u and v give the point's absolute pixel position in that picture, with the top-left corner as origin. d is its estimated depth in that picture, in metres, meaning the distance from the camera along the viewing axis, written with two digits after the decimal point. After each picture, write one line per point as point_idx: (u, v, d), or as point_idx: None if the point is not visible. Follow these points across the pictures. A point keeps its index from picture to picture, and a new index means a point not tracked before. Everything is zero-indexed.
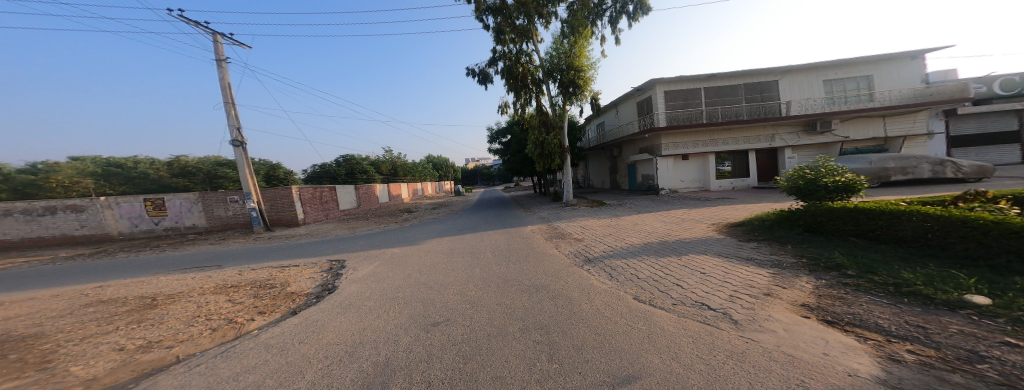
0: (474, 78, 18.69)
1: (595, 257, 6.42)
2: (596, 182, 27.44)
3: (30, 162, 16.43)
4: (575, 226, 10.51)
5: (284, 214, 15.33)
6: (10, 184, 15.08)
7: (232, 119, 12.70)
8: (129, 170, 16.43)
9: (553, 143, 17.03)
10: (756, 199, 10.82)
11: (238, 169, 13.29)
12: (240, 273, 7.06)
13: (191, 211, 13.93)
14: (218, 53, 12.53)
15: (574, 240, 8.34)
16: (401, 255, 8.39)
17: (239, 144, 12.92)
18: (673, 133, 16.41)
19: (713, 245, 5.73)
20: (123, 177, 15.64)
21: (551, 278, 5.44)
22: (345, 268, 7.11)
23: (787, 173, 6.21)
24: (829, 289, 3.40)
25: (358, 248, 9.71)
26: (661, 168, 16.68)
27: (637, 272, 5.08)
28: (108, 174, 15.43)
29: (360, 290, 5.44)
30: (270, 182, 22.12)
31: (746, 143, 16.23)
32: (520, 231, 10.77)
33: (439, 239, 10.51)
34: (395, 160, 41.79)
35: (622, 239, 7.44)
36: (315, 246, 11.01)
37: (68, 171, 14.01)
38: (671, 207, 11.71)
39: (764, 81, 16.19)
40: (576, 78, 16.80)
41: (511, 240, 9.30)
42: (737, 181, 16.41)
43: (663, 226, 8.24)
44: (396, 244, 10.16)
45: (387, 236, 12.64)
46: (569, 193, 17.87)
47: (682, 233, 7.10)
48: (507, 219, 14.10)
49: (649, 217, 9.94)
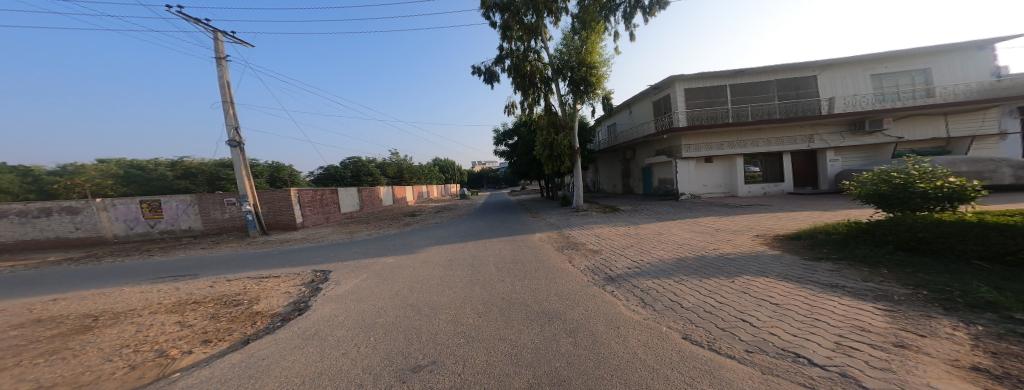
0: (480, 77, 18.05)
1: (618, 276, 5.24)
2: (607, 187, 26.18)
3: (57, 165, 16.66)
4: (588, 235, 9.37)
5: (282, 218, 14.74)
6: (31, 185, 15.25)
7: (230, 119, 12.06)
8: (150, 172, 16.30)
9: (564, 145, 16.01)
10: (799, 206, 9.44)
11: (235, 171, 12.66)
12: (210, 286, 6.26)
13: (187, 213, 13.43)
14: (218, 51, 11.97)
15: (590, 252, 7.23)
16: (392, 266, 7.45)
17: (237, 144, 12.31)
18: (697, 134, 15.18)
19: (769, 264, 4.49)
20: (141, 180, 15.58)
21: (564, 303, 4.34)
22: (326, 282, 6.19)
23: (867, 174, 4.96)
24: (1006, 344, 2.08)
25: (350, 257, 8.82)
26: (681, 172, 15.36)
27: (675, 298, 3.87)
28: (111, 174, 15.22)
29: (332, 312, 4.48)
30: (274, 184, 21.77)
31: (780, 145, 14.87)
32: (527, 240, 9.74)
33: (437, 247, 9.55)
34: (402, 163, 41.54)
35: (647, 253, 6.26)
36: (306, 253, 10.22)
37: (89, 173, 14.21)
38: (696, 214, 10.43)
39: (801, 76, 14.85)
40: (588, 76, 15.86)
41: (516, 251, 8.25)
42: (769, 186, 14.99)
43: (695, 237, 7.00)
44: (391, 252, 9.25)
45: (385, 242, 11.77)
46: (579, 198, 16.73)
47: (720, 246, 5.90)
48: (513, 225, 13.08)
49: (674, 226, 8.71)
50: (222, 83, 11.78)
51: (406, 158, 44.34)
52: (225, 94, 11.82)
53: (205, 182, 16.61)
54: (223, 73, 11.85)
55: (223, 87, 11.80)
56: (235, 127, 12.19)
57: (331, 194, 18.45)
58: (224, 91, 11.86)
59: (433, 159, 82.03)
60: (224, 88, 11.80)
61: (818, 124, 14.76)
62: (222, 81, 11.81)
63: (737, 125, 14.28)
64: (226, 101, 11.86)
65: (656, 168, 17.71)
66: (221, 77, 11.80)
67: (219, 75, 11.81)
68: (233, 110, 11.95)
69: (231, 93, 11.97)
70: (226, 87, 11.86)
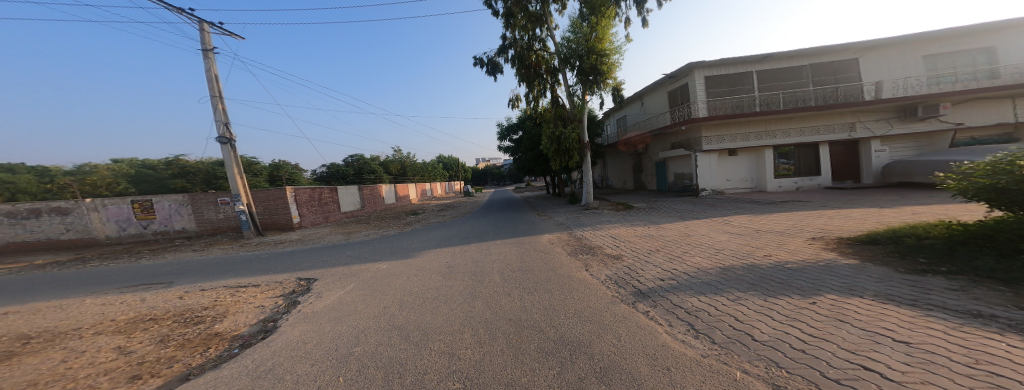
0: (483, 68, 17.11)
1: (650, 289, 4.26)
2: (617, 184, 25.06)
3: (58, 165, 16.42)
4: (604, 236, 8.38)
5: (278, 218, 14.13)
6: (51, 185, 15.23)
7: (219, 114, 11.40)
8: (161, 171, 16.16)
9: (572, 138, 14.98)
10: (845, 203, 8.34)
11: (226, 169, 12.03)
12: (178, 298, 5.51)
13: (180, 214, 12.91)
14: (205, 43, 11.32)
15: (609, 258, 6.25)
16: (384, 274, 6.61)
17: (227, 141, 11.67)
18: (719, 125, 14.05)
19: (854, 278, 3.51)
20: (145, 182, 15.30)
21: (588, 331, 3.40)
22: (307, 293, 5.38)
23: (991, 164, 3.89)
24: None
25: (341, 261, 8.03)
26: (702, 166, 14.19)
27: (741, 326, 2.88)
28: (123, 174, 15.30)
29: (301, 337, 3.65)
30: (274, 183, 21.31)
31: (814, 135, 13.69)
32: (535, 241, 8.84)
33: (436, 251, 8.70)
34: (406, 160, 41.00)
35: (681, 260, 5.26)
36: (297, 255, 9.52)
37: (105, 173, 14.44)
38: (724, 212, 9.35)
39: (840, 60, 13.62)
40: (598, 64, 14.71)
41: (524, 256, 7.35)
42: (803, 180, 13.81)
43: (734, 240, 5.95)
44: (386, 256, 8.44)
45: (383, 244, 10.99)
46: (590, 195, 15.70)
47: (773, 252, 4.89)
48: (519, 224, 12.17)
49: (703, 225, 7.65)
50: (209, 76, 11.12)
51: (409, 155, 43.83)
52: (213, 89, 11.16)
53: (201, 181, 16.11)
54: (211, 66, 11.19)
55: (210, 81, 11.14)
56: (225, 123, 11.56)
57: (331, 192, 17.93)
58: (212, 85, 11.22)
59: (436, 157, 81.67)
60: (211, 82, 11.13)
61: (859, 111, 13.53)
62: (209, 74, 11.14)
63: (764, 114, 13.12)
64: (214, 96, 11.20)
65: (672, 162, 16.57)
66: (209, 70, 11.15)
67: (206, 68, 11.15)
68: (221, 105, 11.30)
69: (220, 87, 11.32)
70: (214, 81, 11.21)
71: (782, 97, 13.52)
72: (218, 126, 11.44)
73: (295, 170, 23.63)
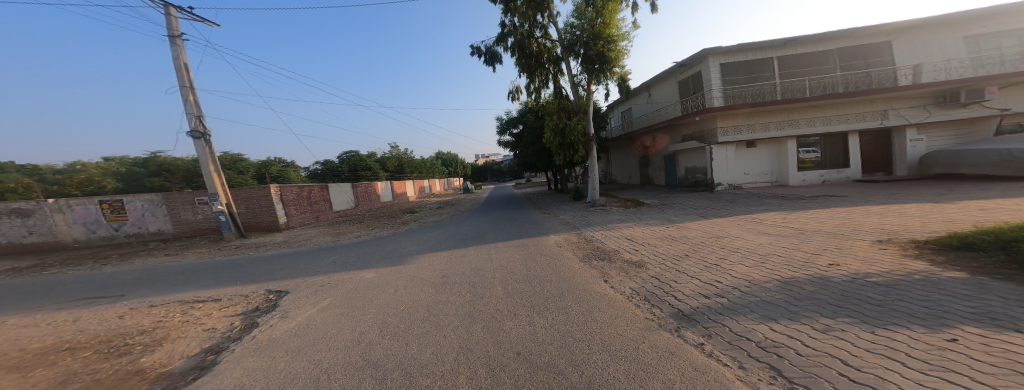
0: (480, 58, 16.07)
1: (695, 311, 3.35)
2: (621, 179, 24.19)
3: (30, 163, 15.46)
4: (618, 239, 7.45)
5: (263, 218, 13.17)
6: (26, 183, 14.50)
7: (191, 107, 10.44)
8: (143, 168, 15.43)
9: (577, 131, 14.01)
10: (887, 198, 7.46)
11: (201, 167, 11.01)
12: (116, 319, 4.59)
13: (155, 215, 11.96)
14: (171, 28, 10.28)
15: (630, 265, 5.36)
16: (367, 285, 5.67)
17: (201, 135, 10.69)
18: (737, 115, 13.20)
19: (983, 299, 2.59)
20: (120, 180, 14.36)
21: (625, 376, 2.47)
22: (272, 312, 4.47)
23: None
24: None
25: (322, 268, 7.09)
26: (719, 159, 13.30)
27: (861, 376, 1.92)
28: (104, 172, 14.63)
29: (239, 380, 2.73)
30: (262, 181, 20.31)
31: (841, 124, 12.94)
32: (541, 244, 7.96)
33: (430, 256, 7.77)
34: (403, 156, 40.02)
35: (722, 268, 4.35)
36: (277, 261, 8.60)
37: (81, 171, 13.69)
38: (749, 208, 8.43)
39: (872, 43, 12.90)
40: (605, 52, 13.55)
41: (529, 262, 6.43)
42: (830, 173, 13.04)
43: (779, 243, 5.02)
44: (374, 261, 7.54)
45: (373, 246, 10.07)
46: (596, 191, 14.79)
47: (838, 259, 3.98)
48: (522, 224, 11.27)
49: (732, 225, 6.72)
50: (177, 65, 10.10)
51: (406, 152, 42.81)
52: (182, 78, 10.16)
53: (181, 179, 15.10)
54: (179, 54, 10.16)
55: (179, 70, 10.12)
56: (198, 116, 10.59)
57: (322, 191, 16.98)
58: (181, 74, 10.20)
59: (435, 154, 80.69)
60: (180, 71, 10.11)
61: (893, 98, 12.85)
62: (177, 63, 10.12)
63: (787, 102, 12.27)
64: (183, 86, 10.19)
65: (683, 156, 15.69)
66: (176, 58, 10.13)
67: (174, 56, 10.11)
68: (192, 97, 10.32)
69: (190, 77, 10.31)
70: (183, 70, 10.19)
71: (807, 84, 12.66)
72: (189, 119, 10.47)
73: (285, 167, 22.66)
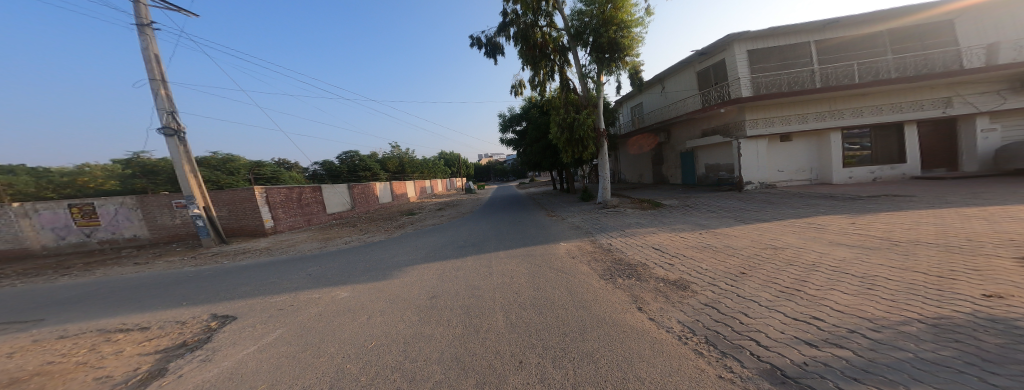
0: (481, 49, 14.98)
1: (802, 372, 2.03)
2: (634, 179, 22.92)
3: None
4: (642, 248, 6.21)
5: (247, 222, 12.19)
6: None
7: (162, 102, 9.80)
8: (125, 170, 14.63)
9: (587, 125, 12.80)
10: (971, 198, 6.14)
11: (175, 167, 10.10)
12: (1, 357, 3.52)
13: (129, 219, 11.08)
14: (140, 16, 9.66)
15: (668, 286, 4.15)
16: (335, 309, 4.55)
17: (173, 132, 9.88)
18: (767, 107, 12.03)
19: None
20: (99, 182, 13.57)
21: None
22: (195, 352, 3.33)
23: None
24: None
25: (290, 284, 5.98)
26: (750, 155, 12.13)
27: None
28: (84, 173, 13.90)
29: None
30: (255, 182, 19.49)
31: (893, 114, 12.10)
32: (550, 253, 6.81)
33: (419, 270, 6.61)
34: (404, 156, 39.38)
35: (807, 295, 3.10)
36: (249, 272, 7.56)
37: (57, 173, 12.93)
38: (795, 211, 7.13)
39: (928, 23, 12.51)
40: (616, 39, 12.30)
41: (537, 281, 5.27)
42: (884, 169, 12.27)
43: (870, 259, 3.75)
44: (356, 275, 6.45)
45: (359, 254, 8.99)
46: (608, 191, 13.58)
47: (992, 286, 2.71)
48: (527, 228, 10.11)
49: (787, 232, 5.44)
50: (146, 55, 9.68)
51: (407, 152, 42.13)
52: (151, 71, 9.70)
53: (165, 180, 14.29)
54: (148, 44, 9.72)
55: (148, 62, 9.70)
56: (170, 112, 9.92)
57: (315, 193, 16.08)
58: (151, 66, 9.76)
59: (439, 155, 80.21)
60: (149, 63, 9.70)
61: (957, 83, 12.07)
62: (147, 53, 9.69)
63: (825, 91, 11.27)
64: (153, 79, 9.72)
65: (705, 153, 14.52)
66: (146, 48, 9.70)
67: (143, 46, 9.68)
68: (163, 90, 9.82)
69: (161, 69, 9.88)
70: (152, 61, 9.76)
71: (855, 69, 11.87)
72: (162, 115, 9.78)
73: (279, 168, 21.88)
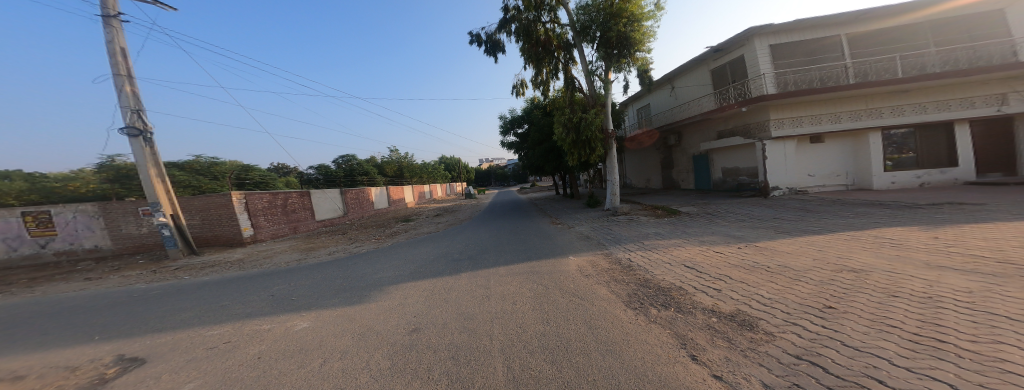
0: (481, 47, 14.21)
1: None
2: (641, 183, 22.17)
3: None
4: (671, 266, 5.11)
5: (223, 231, 11.13)
6: None
7: (126, 99, 8.94)
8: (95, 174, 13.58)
9: (594, 126, 11.89)
10: None
11: (139, 171, 9.12)
12: None
13: (90, 228, 10.18)
14: (107, 5, 8.82)
15: (725, 323, 3.06)
16: (284, 349, 3.44)
17: (138, 132, 8.98)
18: (790, 105, 11.72)
19: None
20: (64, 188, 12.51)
21: None
22: None
23: None
24: None
25: (242, 309, 4.88)
26: (777, 158, 11.69)
27: None
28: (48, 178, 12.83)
29: None
30: (241, 187, 18.51)
31: (935, 112, 11.68)
32: (559, 271, 5.75)
33: (404, 291, 5.52)
34: (402, 160, 38.66)
35: (968, 356, 2.02)
36: (206, 290, 6.45)
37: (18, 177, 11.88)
38: (845, 221, 6.12)
39: (975, 15, 12.01)
40: (625, 33, 11.50)
41: (546, 309, 4.16)
42: (934, 173, 11.78)
43: (1012, 293, 2.71)
44: (328, 297, 5.38)
45: (341, 268, 7.91)
46: (618, 198, 12.61)
47: None
48: (530, 239, 9.07)
49: (856, 250, 4.40)
50: (111, 49, 8.81)
51: (406, 156, 41.37)
52: (115, 65, 8.84)
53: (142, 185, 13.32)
54: (114, 37, 8.86)
55: (113, 56, 8.83)
56: (136, 110, 9.05)
57: (303, 198, 15.07)
58: (116, 60, 8.89)
59: (439, 160, 79.63)
60: (114, 57, 8.83)
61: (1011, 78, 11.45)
62: (112, 47, 8.83)
63: (858, 87, 10.94)
64: (118, 74, 8.85)
65: (722, 156, 14.19)
66: (112, 41, 8.84)
67: (108, 39, 8.83)
68: (128, 87, 8.94)
69: (127, 63, 9.02)
70: (117, 55, 8.89)
71: (897, 62, 11.51)
72: (126, 113, 8.91)
73: (269, 173, 20.91)
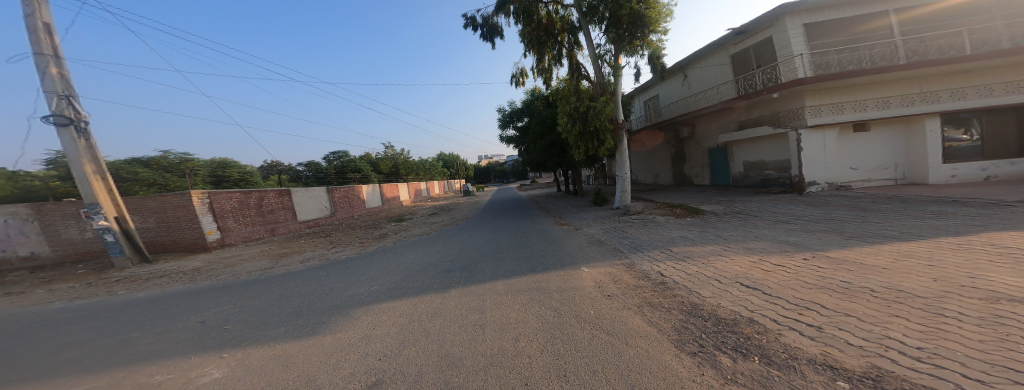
0: (476, 31, 12.91)
1: None
2: (649, 180, 21.12)
3: None
4: (721, 285, 3.86)
5: (182, 235, 9.83)
6: None
7: (51, 84, 7.59)
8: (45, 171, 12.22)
9: (604, 115, 10.66)
10: None
11: (71, 167, 7.79)
12: None
13: (24, 233, 9.03)
14: None
15: None
16: None
17: (68, 121, 7.65)
18: (825, 91, 10.55)
19: None
20: None
21: None
22: None
23: None
24: None
25: (146, 346, 3.58)
26: (811, 149, 10.53)
27: None
28: None
29: None
30: (217, 185, 17.14)
31: (1004, 94, 10.67)
32: (571, 287, 4.55)
33: (374, 316, 4.25)
34: (398, 157, 37.39)
35: None
36: (128, 311, 5.16)
37: None
38: (927, 223, 4.92)
39: None
40: (637, 12, 10.29)
41: (561, 354, 2.92)
42: (999, 165, 10.78)
43: None
44: (274, 326, 4.09)
45: (313, 279, 6.67)
46: (628, 195, 11.45)
47: None
48: (534, 244, 7.84)
49: (987, 266, 3.18)
50: (31, 24, 7.46)
51: (402, 153, 40.02)
52: (37, 43, 7.47)
53: None
54: (35, 10, 7.49)
55: (33, 32, 7.45)
56: (64, 96, 7.71)
57: (282, 197, 13.75)
58: (38, 38, 7.53)
59: (438, 157, 78.29)
60: (34, 33, 7.47)
61: None
62: (32, 21, 7.47)
63: (914, 66, 9.97)
64: (40, 54, 7.49)
65: (744, 149, 13.12)
66: (30, 15, 7.46)
67: (27, 12, 7.45)
68: (53, 69, 7.58)
69: (52, 41, 7.65)
70: (39, 32, 7.53)
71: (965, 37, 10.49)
72: (52, 100, 7.57)
73: (250, 171, 19.53)
